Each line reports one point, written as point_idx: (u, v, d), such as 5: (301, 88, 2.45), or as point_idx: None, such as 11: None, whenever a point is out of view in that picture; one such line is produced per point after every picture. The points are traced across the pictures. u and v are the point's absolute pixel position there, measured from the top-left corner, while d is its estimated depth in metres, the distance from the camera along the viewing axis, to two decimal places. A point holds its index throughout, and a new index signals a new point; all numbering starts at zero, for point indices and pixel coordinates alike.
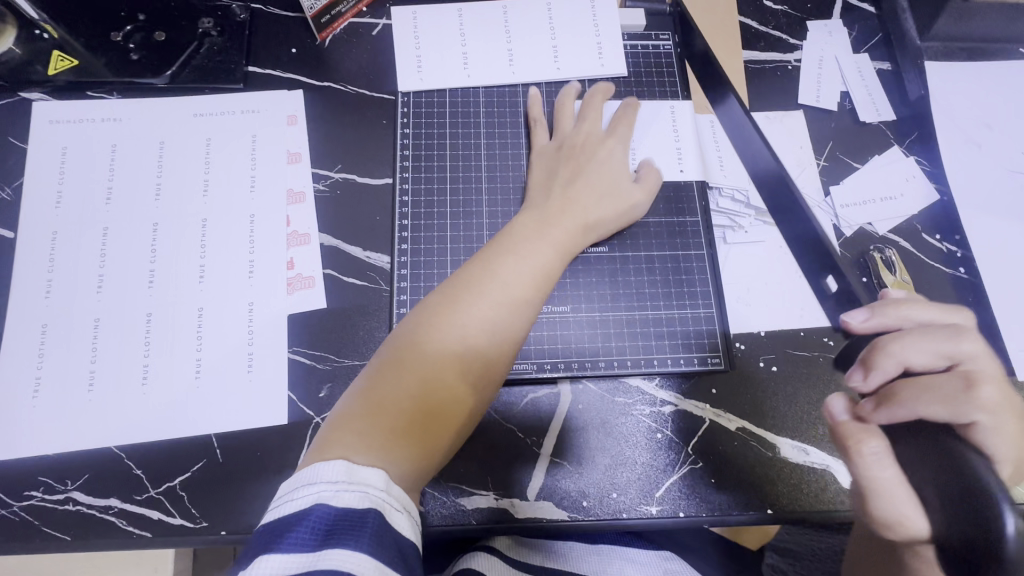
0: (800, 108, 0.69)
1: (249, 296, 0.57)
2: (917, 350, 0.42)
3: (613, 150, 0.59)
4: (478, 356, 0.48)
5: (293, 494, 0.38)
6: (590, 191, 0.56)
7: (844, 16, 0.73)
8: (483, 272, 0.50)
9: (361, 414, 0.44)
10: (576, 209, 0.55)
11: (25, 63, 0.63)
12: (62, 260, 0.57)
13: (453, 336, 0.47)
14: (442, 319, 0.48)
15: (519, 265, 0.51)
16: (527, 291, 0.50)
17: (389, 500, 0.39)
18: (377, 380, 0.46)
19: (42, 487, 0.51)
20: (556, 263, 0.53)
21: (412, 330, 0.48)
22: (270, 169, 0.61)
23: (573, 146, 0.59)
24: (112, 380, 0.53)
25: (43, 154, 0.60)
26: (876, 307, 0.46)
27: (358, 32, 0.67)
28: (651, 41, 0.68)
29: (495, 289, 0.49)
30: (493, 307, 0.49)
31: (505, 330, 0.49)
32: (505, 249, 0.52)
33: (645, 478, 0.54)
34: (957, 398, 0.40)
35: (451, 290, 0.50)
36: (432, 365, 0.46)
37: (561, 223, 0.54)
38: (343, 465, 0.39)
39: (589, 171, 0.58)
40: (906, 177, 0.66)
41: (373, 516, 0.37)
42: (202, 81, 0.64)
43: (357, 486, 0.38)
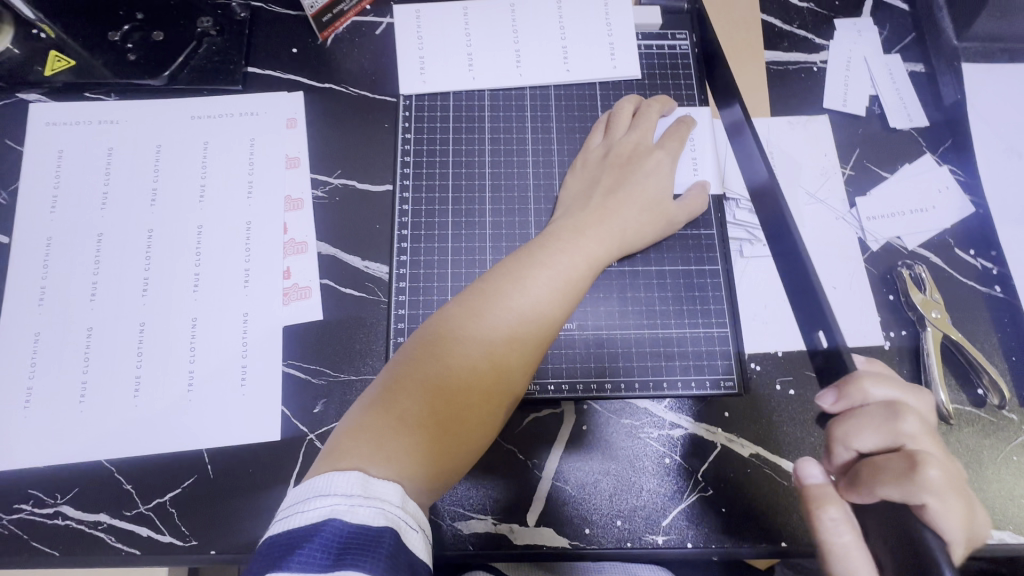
0: (825, 113, 0.65)
1: (244, 306, 0.55)
2: (863, 432, 0.42)
3: (662, 163, 0.56)
4: (502, 369, 0.45)
5: (303, 506, 0.36)
6: (630, 204, 0.53)
7: (874, 14, 0.69)
8: (510, 277, 0.48)
9: (376, 427, 0.41)
10: (611, 220, 0.52)
11: (23, 63, 0.61)
12: (56, 266, 0.56)
13: (479, 350, 0.44)
14: (469, 330, 0.45)
15: (551, 275, 0.48)
16: (557, 305, 0.47)
17: (404, 519, 0.37)
18: (397, 385, 0.43)
19: (32, 500, 0.50)
20: (587, 278, 0.50)
21: (437, 338, 0.45)
22: (267, 175, 0.59)
23: (623, 154, 0.56)
24: (104, 391, 0.52)
25: (39, 158, 0.59)
26: (843, 389, 0.43)
27: (361, 31, 0.65)
28: (666, 41, 0.64)
29: (522, 300, 0.46)
30: (522, 319, 0.46)
31: (532, 345, 0.46)
32: (535, 259, 0.49)
33: (652, 506, 0.51)
34: (906, 480, 0.38)
35: (477, 292, 0.47)
36: (455, 374, 0.44)
37: (595, 235, 0.51)
38: (359, 478, 0.37)
39: (635, 183, 0.54)
40: (938, 189, 0.62)
41: (389, 535, 0.35)
42: (201, 82, 0.62)
43: (373, 501, 0.36)
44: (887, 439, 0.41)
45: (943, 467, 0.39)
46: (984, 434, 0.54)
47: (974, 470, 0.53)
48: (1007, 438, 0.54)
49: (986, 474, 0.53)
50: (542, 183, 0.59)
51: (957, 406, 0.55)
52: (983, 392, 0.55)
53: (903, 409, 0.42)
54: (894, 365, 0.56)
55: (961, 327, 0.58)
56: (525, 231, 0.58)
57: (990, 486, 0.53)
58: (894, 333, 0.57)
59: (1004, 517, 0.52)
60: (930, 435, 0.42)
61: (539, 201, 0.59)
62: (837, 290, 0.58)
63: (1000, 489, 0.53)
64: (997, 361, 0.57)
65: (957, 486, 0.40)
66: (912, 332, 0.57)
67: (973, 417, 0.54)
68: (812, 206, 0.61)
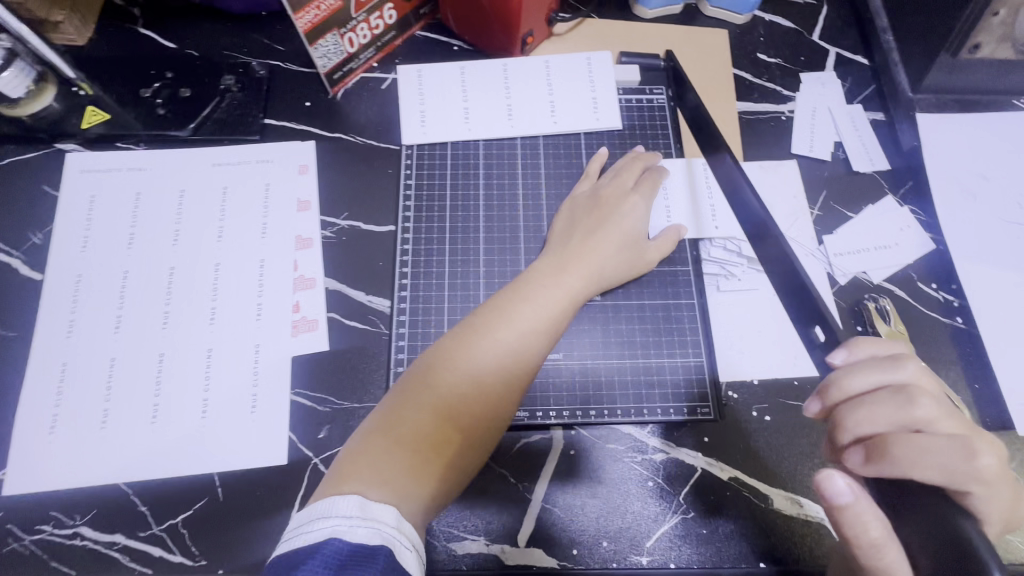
0: (794, 158, 0.70)
1: (256, 338, 0.60)
2: (873, 419, 0.41)
3: (638, 206, 0.61)
4: (490, 397, 0.49)
5: (307, 528, 0.39)
6: (608, 243, 0.58)
7: (836, 69, 0.75)
8: (497, 313, 0.52)
9: (374, 453, 0.45)
10: (592, 258, 0.57)
11: (61, 116, 0.68)
12: (84, 301, 0.60)
13: (467, 380, 0.49)
14: (457, 362, 0.49)
15: (535, 311, 0.52)
16: (541, 337, 0.52)
17: (400, 539, 0.40)
18: (394, 413, 0.47)
19: (53, 521, 0.53)
20: (567, 313, 0.54)
21: (428, 369, 0.49)
22: (280, 217, 0.65)
23: (598, 198, 0.62)
24: (124, 417, 0.56)
25: (73, 202, 0.65)
26: (825, 392, 0.44)
27: (369, 86, 0.71)
28: (645, 95, 0.71)
29: (508, 332, 0.51)
30: (509, 352, 0.50)
31: (519, 375, 0.50)
32: (521, 296, 0.53)
33: (637, 527, 0.54)
34: (958, 467, 0.37)
35: (468, 327, 0.52)
36: (447, 403, 0.48)
37: (576, 270, 0.56)
38: (357, 502, 0.41)
39: (613, 224, 0.59)
40: (900, 227, 0.67)
41: (384, 552, 0.38)
42: (222, 133, 0.68)
43: (371, 522, 0.40)
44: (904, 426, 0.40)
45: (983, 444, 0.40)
46: None
47: None
48: None
49: None
50: (532, 224, 0.64)
51: None
52: None
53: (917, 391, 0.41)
54: None
55: (925, 357, 0.61)
56: (516, 267, 0.63)
57: None
58: None
59: None
60: (947, 415, 0.41)
61: (529, 240, 0.64)
62: None
63: None
64: (961, 388, 0.60)
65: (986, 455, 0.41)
66: None
67: None
68: None
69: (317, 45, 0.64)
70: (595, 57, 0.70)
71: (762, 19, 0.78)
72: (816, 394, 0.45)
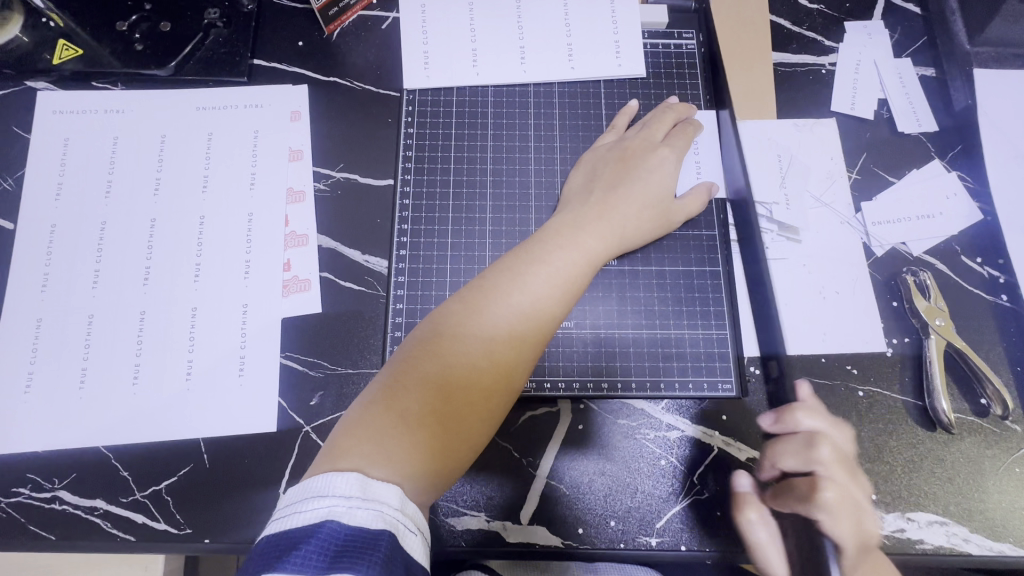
0: (833, 116, 0.64)
1: (243, 297, 0.55)
2: (784, 455, 0.48)
3: (666, 161, 0.55)
4: (500, 367, 0.44)
5: (299, 508, 0.35)
6: (630, 201, 0.53)
7: (885, 17, 0.68)
8: (510, 274, 0.47)
9: (375, 426, 0.41)
10: (613, 217, 0.52)
11: (31, 51, 0.62)
12: (60, 253, 0.56)
13: (476, 347, 0.44)
14: (466, 328, 0.45)
15: (550, 273, 0.47)
16: (558, 301, 0.47)
17: (403, 522, 0.36)
18: (396, 383, 0.43)
19: (30, 484, 0.50)
20: (586, 276, 0.49)
21: (434, 335, 0.45)
22: (269, 167, 0.59)
23: (625, 150, 0.56)
24: (103, 378, 0.52)
25: (46, 146, 0.59)
26: (780, 414, 0.50)
27: (367, 25, 0.65)
28: (673, 40, 0.64)
29: (521, 295, 0.46)
30: (522, 317, 0.45)
31: (533, 342, 0.46)
32: (535, 256, 0.48)
33: (647, 508, 0.51)
34: (806, 498, 0.45)
35: (478, 290, 0.47)
36: (456, 372, 0.43)
37: (595, 230, 0.51)
38: (359, 479, 0.37)
39: (639, 178, 0.54)
40: (945, 196, 0.61)
41: (387, 538, 0.34)
42: (207, 73, 0.62)
43: (371, 503, 0.36)
44: (803, 464, 0.47)
45: (842, 491, 0.46)
46: (986, 444, 0.53)
47: (975, 481, 0.52)
48: (1011, 449, 0.53)
49: (988, 485, 0.52)
50: (544, 181, 0.59)
51: (959, 416, 0.54)
52: (986, 401, 0.54)
53: (821, 439, 0.48)
54: (896, 373, 0.56)
55: (965, 336, 0.57)
56: (525, 227, 0.58)
57: (991, 498, 0.52)
58: (897, 339, 0.57)
59: (1004, 529, 0.51)
60: (839, 463, 0.48)
61: (541, 198, 0.58)
62: (840, 295, 0.58)
63: (1000, 501, 0.52)
64: (1002, 370, 0.56)
65: (855, 503, 0.48)
66: (915, 339, 0.56)
67: (975, 426, 0.54)
68: (818, 210, 0.60)
69: None
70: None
71: None
72: (772, 411, 0.51)
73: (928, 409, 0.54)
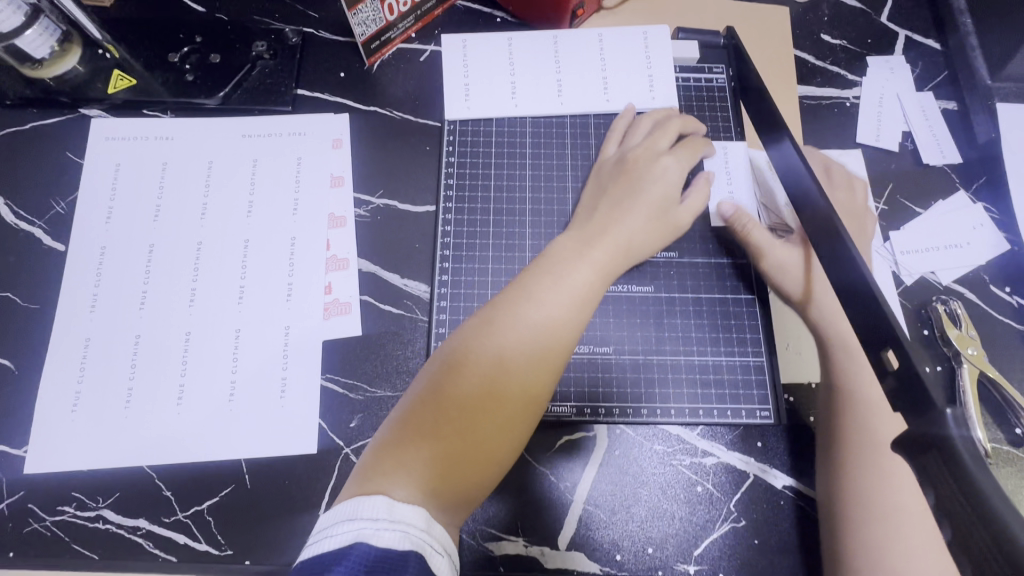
0: (859, 147, 0.66)
1: (286, 320, 0.57)
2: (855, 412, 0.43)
3: (668, 168, 0.56)
4: (519, 393, 0.45)
5: (330, 534, 0.36)
6: (636, 211, 0.54)
7: (906, 53, 0.70)
8: (525, 298, 0.47)
9: (401, 446, 0.42)
10: (620, 225, 0.53)
11: (86, 80, 0.65)
12: (108, 275, 0.58)
13: (494, 360, 0.45)
14: (486, 341, 0.45)
15: (564, 284, 0.48)
16: (574, 313, 0.47)
17: (429, 543, 0.37)
18: (417, 417, 0.43)
19: (75, 503, 0.51)
20: (598, 288, 0.50)
21: (454, 350, 0.46)
22: (312, 193, 0.61)
23: (625, 164, 0.57)
24: (148, 398, 0.53)
25: (99, 171, 0.62)
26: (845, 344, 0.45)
27: (406, 58, 0.68)
28: (704, 74, 0.65)
29: (535, 322, 0.46)
30: (539, 329, 0.46)
31: (552, 355, 0.46)
32: (551, 270, 0.49)
33: (683, 534, 0.51)
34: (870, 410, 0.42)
35: (491, 319, 0.47)
36: (476, 403, 0.43)
37: (605, 242, 0.51)
38: (385, 502, 0.38)
39: (643, 188, 0.55)
40: (972, 226, 0.62)
41: (414, 558, 0.35)
42: (254, 103, 0.65)
43: (397, 525, 0.37)
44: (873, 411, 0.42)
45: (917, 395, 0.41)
46: (1020, 475, 0.54)
47: None
48: None
49: None
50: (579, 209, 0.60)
51: (993, 445, 0.55)
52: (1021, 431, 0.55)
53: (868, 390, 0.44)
54: None
55: (996, 365, 0.57)
56: None
57: None
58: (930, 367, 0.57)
59: None
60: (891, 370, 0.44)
61: None
62: None
63: None
64: None
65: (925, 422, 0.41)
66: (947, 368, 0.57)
67: (1010, 457, 0.54)
68: None
69: (356, 10, 0.60)
70: (650, 33, 0.66)
71: None
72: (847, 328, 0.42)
73: None
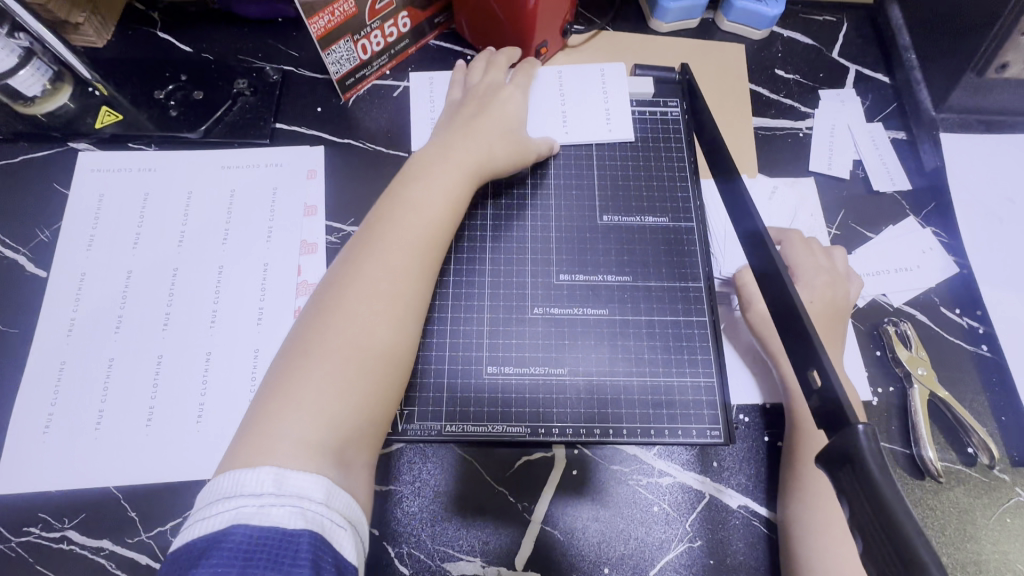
0: (811, 175, 0.68)
1: (255, 343, 0.59)
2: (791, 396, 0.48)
3: (514, 95, 0.65)
4: (398, 303, 0.49)
5: (208, 514, 0.37)
6: (490, 134, 0.61)
7: (856, 86, 0.74)
8: (381, 225, 0.52)
9: (277, 407, 0.42)
10: (477, 141, 0.60)
11: (75, 116, 0.68)
12: (87, 300, 0.60)
13: (360, 287, 0.48)
14: (349, 277, 0.49)
15: (423, 200, 0.54)
16: (436, 219, 0.54)
17: (325, 516, 0.38)
18: (275, 401, 0.43)
19: (41, 523, 0.52)
20: (457, 199, 0.56)
21: (318, 302, 0.48)
22: (285, 221, 0.64)
23: (476, 105, 0.63)
24: (118, 419, 0.55)
25: (83, 201, 0.65)
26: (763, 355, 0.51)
27: (380, 93, 0.71)
28: (659, 108, 0.69)
29: (403, 239, 0.51)
30: (401, 241, 0.51)
31: (417, 260, 0.51)
32: (404, 194, 0.55)
33: (640, 554, 0.52)
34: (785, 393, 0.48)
35: (335, 291, 0.48)
36: (334, 370, 0.44)
37: (458, 156, 0.58)
38: (272, 474, 0.38)
39: (491, 114, 0.62)
40: (922, 250, 0.65)
41: (305, 534, 0.36)
42: (234, 136, 0.68)
43: (286, 500, 0.37)
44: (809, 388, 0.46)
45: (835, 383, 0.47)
46: (976, 494, 0.54)
47: (967, 530, 0.53)
48: (1000, 499, 0.54)
49: (979, 535, 0.53)
50: (539, 234, 0.62)
51: (947, 464, 0.55)
52: (973, 450, 0.55)
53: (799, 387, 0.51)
54: (884, 420, 0.57)
55: (948, 384, 0.59)
56: (522, 277, 0.60)
57: (983, 548, 0.52)
58: (882, 388, 0.58)
59: None
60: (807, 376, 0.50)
61: (537, 250, 0.62)
62: None
63: (993, 551, 0.52)
64: (986, 419, 0.57)
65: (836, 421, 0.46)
66: (899, 387, 0.58)
67: (963, 476, 0.55)
68: None
69: (330, 50, 0.64)
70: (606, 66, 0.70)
71: (780, 34, 0.77)
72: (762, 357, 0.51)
73: (916, 458, 0.55)
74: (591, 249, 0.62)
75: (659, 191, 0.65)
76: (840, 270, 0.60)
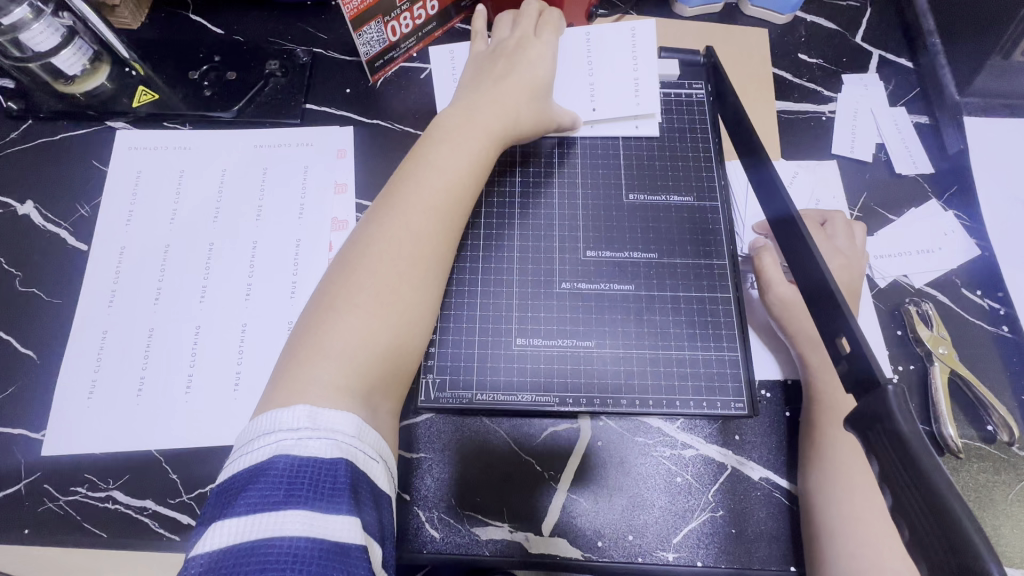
0: (834, 158, 0.69)
1: (289, 315, 0.60)
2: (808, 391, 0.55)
3: (547, 45, 0.65)
4: (421, 252, 0.51)
5: (251, 445, 0.40)
6: (517, 88, 0.61)
7: (880, 71, 0.74)
8: (407, 179, 0.54)
9: (313, 350, 0.45)
10: (505, 97, 0.60)
11: (112, 96, 0.70)
12: (127, 272, 0.62)
13: (388, 237, 0.50)
14: (377, 229, 0.51)
15: (451, 156, 0.56)
16: (465, 173, 0.55)
17: (359, 449, 0.41)
18: (310, 347, 0.45)
19: (87, 483, 0.54)
20: (483, 150, 0.58)
21: (350, 251, 0.50)
22: (317, 199, 0.66)
23: (506, 56, 0.64)
24: (160, 385, 0.57)
25: (120, 178, 0.66)
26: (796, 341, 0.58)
27: (407, 76, 0.73)
28: (684, 90, 0.70)
29: (433, 191, 0.53)
30: (430, 193, 0.53)
31: (443, 211, 0.53)
32: (433, 145, 0.56)
33: (664, 523, 0.53)
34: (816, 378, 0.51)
35: (362, 244, 0.50)
36: (363, 318, 0.47)
37: (487, 111, 0.59)
38: (305, 411, 0.40)
39: (522, 65, 0.63)
40: (944, 232, 0.65)
41: (343, 464, 0.39)
42: (265, 116, 0.70)
43: (322, 435, 0.40)
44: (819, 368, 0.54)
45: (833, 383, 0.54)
46: (995, 470, 0.55)
47: (986, 506, 0.54)
48: (1020, 476, 0.55)
49: (998, 510, 0.54)
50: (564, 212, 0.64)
51: (967, 442, 0.56)
52: (993, 428, 0.56)
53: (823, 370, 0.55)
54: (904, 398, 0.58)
55: (968, 364, 0.59)
56: (551, 256, 0.61)
57: (1002, 523, 0.53)
58: (903, 366, 0.59)
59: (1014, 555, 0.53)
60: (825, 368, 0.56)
61: (563, 228, 0.63)
62: None
63: (1012, 526, 0.53)
64: (1007, 398, 0.58)
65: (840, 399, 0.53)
66: (920, 367, 0.59)
67: (983, 453, 0.56)
68: None
69: (362, 31, 0.65)
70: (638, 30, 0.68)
71: (804, 19, 0.77)
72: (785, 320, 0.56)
73: (935, 435, 0.56)
74: (616, 227, 0.63)
75: (683, 171, 0.66)
76: (857, 251, 0.60)
